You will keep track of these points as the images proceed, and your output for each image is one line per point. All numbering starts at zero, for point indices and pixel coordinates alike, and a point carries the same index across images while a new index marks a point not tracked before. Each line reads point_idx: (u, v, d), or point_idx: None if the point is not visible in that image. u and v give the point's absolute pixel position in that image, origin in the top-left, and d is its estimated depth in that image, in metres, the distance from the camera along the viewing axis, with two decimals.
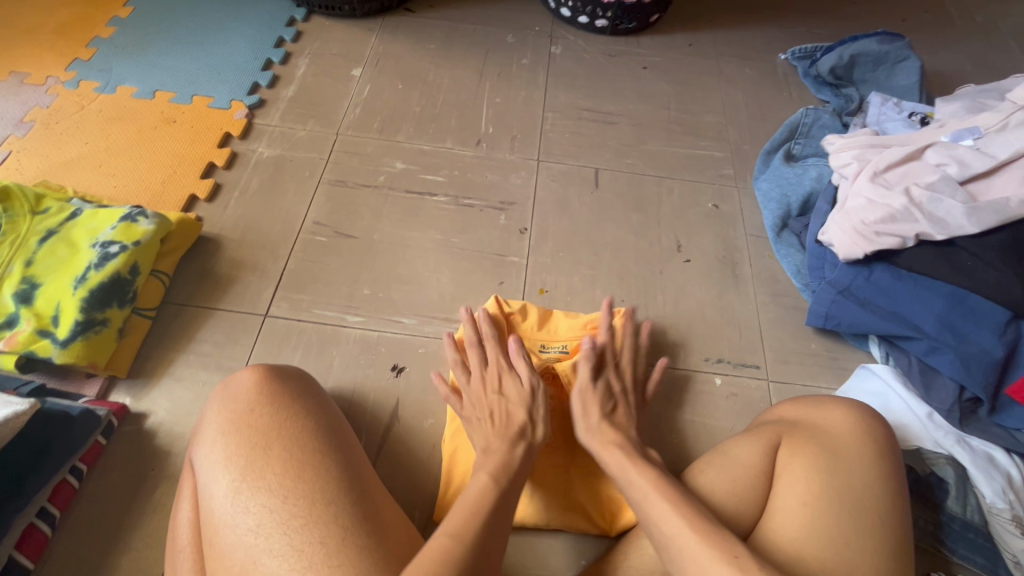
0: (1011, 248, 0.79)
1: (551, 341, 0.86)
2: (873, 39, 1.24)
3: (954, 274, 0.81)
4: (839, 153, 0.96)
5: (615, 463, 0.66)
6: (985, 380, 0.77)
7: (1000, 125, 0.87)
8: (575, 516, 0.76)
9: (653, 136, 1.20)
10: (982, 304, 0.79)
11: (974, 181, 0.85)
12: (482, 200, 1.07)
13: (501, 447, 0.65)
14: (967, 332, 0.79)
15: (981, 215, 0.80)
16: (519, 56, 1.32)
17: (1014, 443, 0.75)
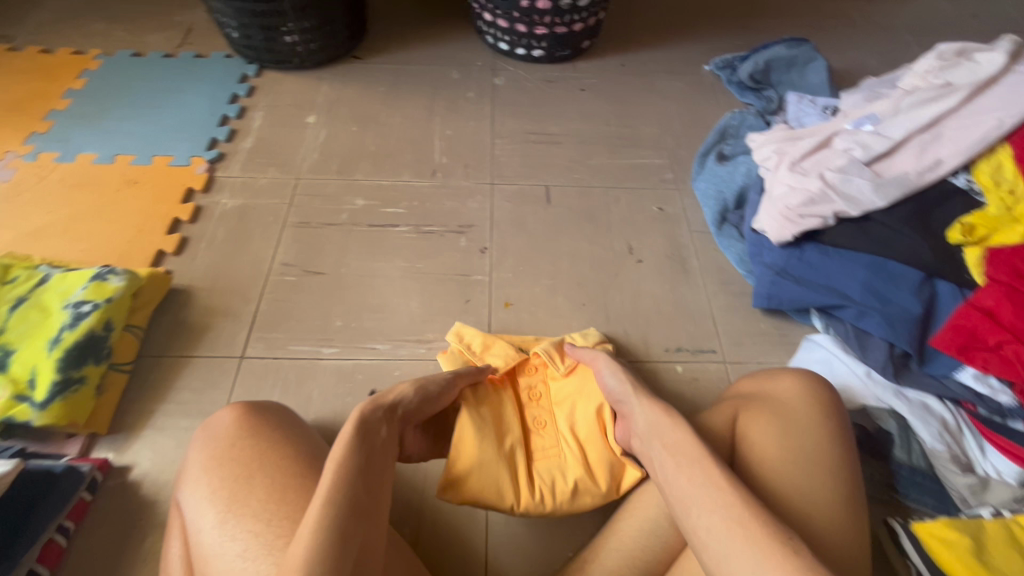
0: (917, 215, 0.89)
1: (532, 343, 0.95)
2: (781, 45, 1.37)
3: (872, 244, 0.89)
4: (760, 149, 1.06)
5: (646, 415, 0.68)
6: (911, 335, 0.84)
7: (893, 109, 0.97)
8: (583, 492, 0.77)
9: (597, 150, 1.29)
10: (900, 268, 0.87)
11: (878, 160, 0.94)
12: (442, 225, 1.13)
13: (367, 420, 0.63)
14: (889, 295, 0.87)
15: (884, 189, 0.90)
16: (465, 91, 1.40)
17: (943, 389, 0.83)
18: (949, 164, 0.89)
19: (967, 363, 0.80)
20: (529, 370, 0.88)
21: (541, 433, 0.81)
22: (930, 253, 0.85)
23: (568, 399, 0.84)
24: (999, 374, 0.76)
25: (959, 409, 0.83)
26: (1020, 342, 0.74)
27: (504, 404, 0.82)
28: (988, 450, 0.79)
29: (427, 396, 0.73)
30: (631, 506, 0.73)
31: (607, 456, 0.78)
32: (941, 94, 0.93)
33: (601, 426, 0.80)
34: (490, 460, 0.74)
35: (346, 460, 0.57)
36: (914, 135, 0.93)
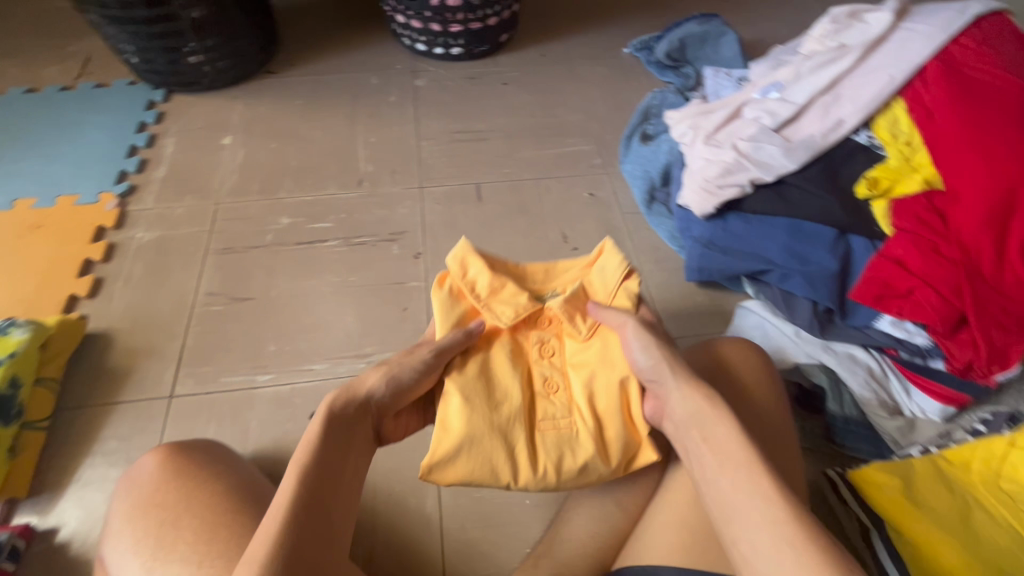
0: (827, 175, 0.91)
1: (546, 280, 0.78)
2: (693, 22, 1.40)
3: (787, 206, 0.91)
4: (677, 126, 1.08)
5: (682, 402, 0.59)
6: (830, 291, 0.87)
7: (795, 74, 1.00)
8: (595, 473, 0.66)
9: (525, 143, 1.28)
10: (814, 228, 0.89)
11: (787, 125, 0.97)
12: (373, 235, 1.11)
13: (339, 417, 0.58)
14: (808, 254, 0.89)
15: (794, 152, 0.92)
16: (386, 96, 1.38)
17: (867, 339, 0.86)
18: (851, 122, 0.93)
19: (884, 312, 0.83)
20: (541, 325, 0.74)
21: (553, 404, 0.68)
22: (841, 210, 0.88)
23: (587, 365, 0.70)
24: (913, 318, 0.80)
25: (883, 355, 0.87)
26: (930, 288, 0.79)
27: (506, 372, 0.70)
28: (914, 390, 0.84)
29: (400, 380, 0.64)
30: (583, 496, 0.73)
31: (623, 429, 0.67)
32: (838, 56, 0.97)
33: (620, 396, 0.68)
34: (485, 438, 0.65)
35: (310, 470, 0.52)
36: (816, 98, 0.96)
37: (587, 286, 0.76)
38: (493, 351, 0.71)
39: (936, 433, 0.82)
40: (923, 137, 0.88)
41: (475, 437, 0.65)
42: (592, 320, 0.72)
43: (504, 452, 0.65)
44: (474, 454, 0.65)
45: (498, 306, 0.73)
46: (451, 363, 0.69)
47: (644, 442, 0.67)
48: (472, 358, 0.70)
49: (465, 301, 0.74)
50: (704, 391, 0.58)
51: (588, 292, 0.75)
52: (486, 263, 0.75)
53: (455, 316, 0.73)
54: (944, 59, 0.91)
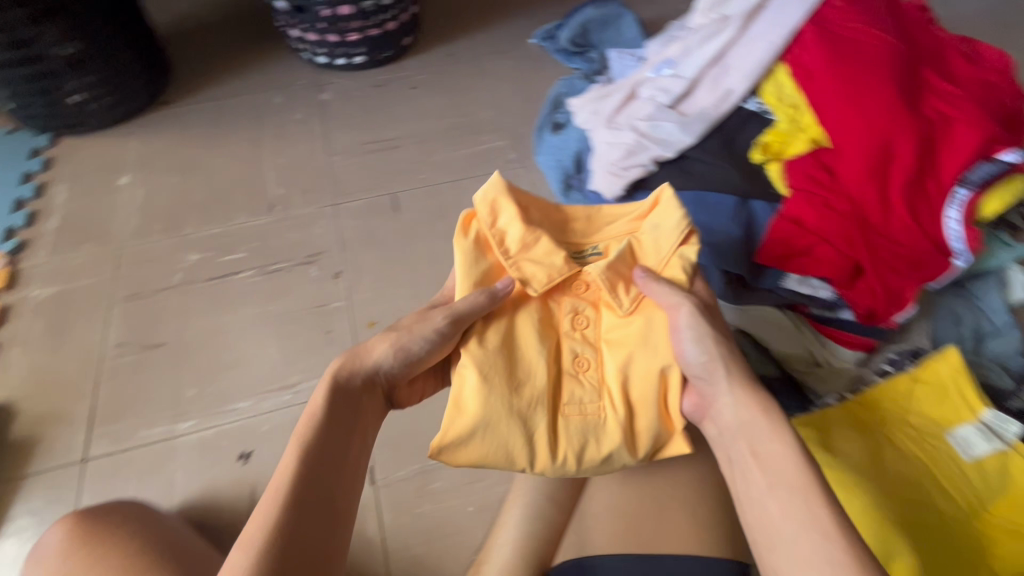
0: (724, 145, 0.92)
1: (589, 234, 0.70)
2: (591, 7, 1.39)
3: (691, 180, 0.91)
4: (579, 112, 1.08)
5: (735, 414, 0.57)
6: (737, 258, 0.86)
7: (684, 49, 1.01)
8: (619, 464, 0.61)
9: (438, 146, 1.27)
10: (717, 197, 0.89)
11: (682, 100, 0.98)
12: (289, 259, 1.07)
13: (347, 388, 0.55)
14: (712, 224, 0.89)
15: (689, 126, 0.93)
16: (291, 114, 1.33)
17: (777, 298, 0.88)
18: (739, 90, 0.94)
19: (787, 269, 0.86)
20: (574, 292, 0.66)
21: (581, 386, 0.63)
22: (740, 177, 0.89)
23: (626, 346, 0.63)
24: (815, 272, 0.84)
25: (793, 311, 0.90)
26: (827, 244, 0.83)
27: (532, 345, 0.63)
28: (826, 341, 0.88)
29: (412, 351, 0.59)
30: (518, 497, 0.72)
31: (655, 419, 0.62)
32: (721, 27, 0.98)
33: (657, 383, 0.62)
34: (504, 422, 0.60)
35: (315, 443, 0.51)
36: (706, 70, 0.97)
37: (636, 242, 0.67)
38: (518, 317, 0.64)
39: (847, 381, 0.86)
40: (806, 98, 0.90)
41: (489, 422, 0.60)
42: (637, 293, 0.65)
43: (521, 436, 0.60)
44: (487, 440, 0.60)
45: (529, 265, 0.65)
46: (470, 330, 0.63)
47: (675, 429, 0.62)
48: (494, 327, 0.63)
49: (494, 254, 0.66)
50: (761, 405, 0.56)
51: (635, 255, 0.67)
52: (519, 209, 0.67)
53: (479, 273, 0.65)
54: (819, 18, 0.93)
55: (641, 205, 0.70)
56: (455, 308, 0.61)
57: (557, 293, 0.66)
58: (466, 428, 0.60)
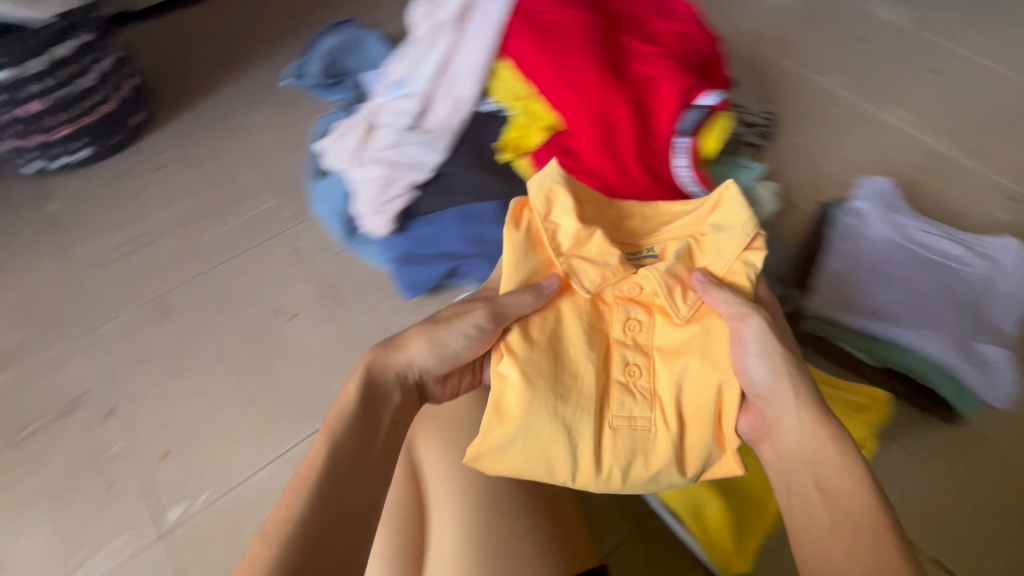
0: (474, 154, 0.88)
1: (646, 234, 0.70)
2: (332, 36, 1.25)
3: (452, 194, 0.85)
4: (324, 153, 0.96)
5: (803, 438, 0.54)
6: None
7: (410, 63, 0.93)
8: (665, 479, 0.60)
9: (204, 224, 1.12)
10: (481, 207, 0.83)
11: (423, 117, 0.91)
12: (44, 415, 0.90)
13: (380, 378, 0.56)
14: (484, 236, 0.83)
15: (433, 143, 0.87)
16: (14, 239, 1.12)
17: None
18: (471, 96, 0.89)
19: None
20: (626, 295, 0.64)
21: (632, 396, 0.61)
22: (497, 184, 0.85)
23: (682, 354, 0.61)
24: None
25: None
26: None
27: (580, 348, 0.62)
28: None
29: (448, 349, 0.59)
30: None
31: (709, 439, 0.59)
32: (437, 34, 0.92)
33: (714, 396, 0.59)
34: (546, 433, 0.59)
35: (339, 439, 0.51)
36: (437, 80, 0.91)
37: (698, 243, 0.66)
38: (566, 315, 0.63)
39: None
40: (531, 86, 0.87)
41: (531, 433, 0.59)
42: (696, 300, 0.63)
43: (559, 448, 0.59)
44: (523, 456, 0.59)
45: (583, 267, 0.65)
46: (514, 330, 0.62)
47: (727, 445, 0.60)
48: (538, 324, 0.63)
49: (546, 246, 0.67)
50: (830, 434, 0.53)
51: (694, 258, 0.65)
52: (573, 202, 0.68)
53: (528, 272, 0.65)
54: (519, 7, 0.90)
55: (707, 205, 0.69)
56: (504, 307, 0.61)
57: (607, 294, 0.65)
58: (500, 441, 0.59)
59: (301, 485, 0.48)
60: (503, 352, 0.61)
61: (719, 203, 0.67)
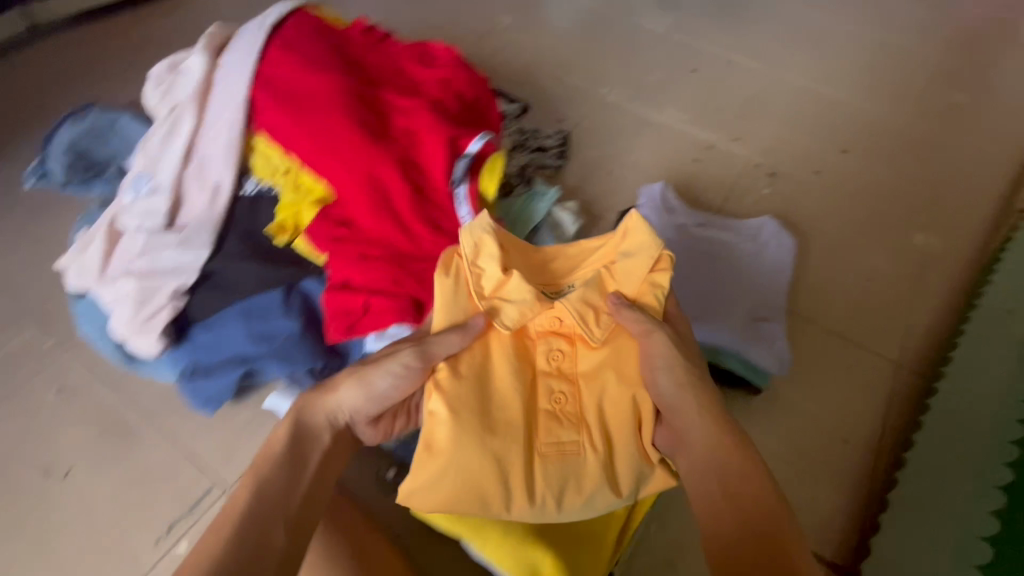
0: (244, 243, 0.80)
1: (567, 275, 0.72)
2: (66, 124, 1.05)
3: (226, 294, 0.77)
4: (71, 275, 0.83)
5: (710, 448, 0.55)
6: (309, 352, 0.77)
7: (150, 155, 0.83)
8: (600, 502, 0.60)
9: None
10: (261, 300, 0.77)
11: (177, 214, 0.81)
12: None
13: (313, 421, 0.58)
14: (270, 331, 0.76)
15: (192, 241, 0.77)
16: None
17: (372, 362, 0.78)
18: (227, 181, 0.80)
19: (363, 335, 0.76)
20: (547, 329, 0.66)
21: (557, 421, 0.62)
22: (272, 272, 0.78)
23: (599, 375, 0.63)
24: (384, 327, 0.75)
25: None
26: (378, 294, 0.75)
27: (506, 380, 0.63)
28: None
29: (379, 394, 0.60)
30: None
31: (638, 459, 0.61)
32: (175, 120, 0.83)
33: (634, 414, 0.61)
34: (476, 467, 0.59)
35: (273, 468, 0.53)
36: (185, 170, 0.81)
37: (610, 273, 0.68)
38: (490, 351, 0.65)
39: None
40: (294, 159, 0.80)
41: (462, 469, 0.59)
42: (608, 327, 0.65)
43: (489, 481, 0.59)
44: (455, 493, 0.59)
45: (505, 306, 0.66)
46: (445, 368, 0.62)
47: (649, 460, 0.61)
48: (467, 361, 0.64)
49: (470, 291, 0.68)
50: (734, 443, 0.54)
51: (608, 288, 0.67)
52: (499, 249, 0.69)
53: (457, 316, 0.66)
54: (263, 78, 0.83)
55: (615, 235, 0.71)
56: (432, 351, 0.62)
57: (531, 329, 0.66)
58: (431, 479, 0.59)
59: (230, 516, 0.49)
60: (430, 393, 0.62)
61: (624, 233, 0.69)
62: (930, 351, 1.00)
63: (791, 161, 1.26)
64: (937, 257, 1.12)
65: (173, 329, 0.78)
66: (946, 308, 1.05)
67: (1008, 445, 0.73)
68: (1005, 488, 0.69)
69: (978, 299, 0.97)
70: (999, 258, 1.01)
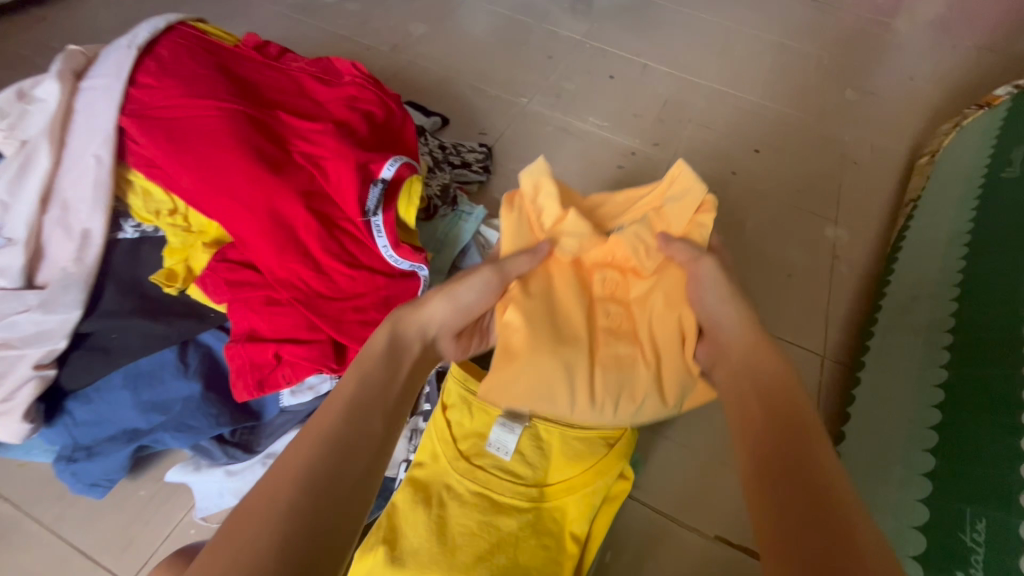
0: (126, 297, 0.69)
1: (615, 218, 0.77)
2: None
3: (109, 358, 0.66)
4: None
5: (744, 353, 0.53)
6: (213, 416, 0.69)
7: None
8: (650, 409, 0.65)
9: None
10: (152, 361, 0.68)
11: (37, 270, 0.67)
12: None
13: (410, 324, 0.51)
14: (164, 395, 0.68)
15: (59, 299, 0.65)
16: None
17: (292, 417, 0.73)
18: (98, 227, 0.68)
19: (275, 390, 0.70)
20: (600, 259, 0.71)
21: (614, 337, 0.66)
22: (163, 327, 0.68)
23: (650, 296, 0.67)
24: (299, 378, 0.70)
25: None
26: (287, 342, 0.69)
27: (569, 296, 0.68)
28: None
29: (465, 305, 0.57)
30: None
31: (685, 374, 0.64)
32: (26, 157, 0.68)
33: (680, 334, 0.64)
34: (548, 369, 0.63)
35: (372, 365, 0.45)
36: (44, 216, 0.68)
37: (657, 213, 0.72)
38: (555, 272, 0.69)
39: (406, 440, 0.78)
40: (179, 199, 0.71)
41: (531, 378, 0.64)
42: (655, 259, 0.69)
43: (555, 390, 0.63)
44: (524, 398, 0.64)
45: (565, 237, 0.71)
46: (518, 285, 0.66)
47: (698, 377, 0.64)
48: (535, 279, 0.68)
49: (533, 224, 0.73)
50: (780, 357, 0.50)
51: (657, 225, 0.71)
52: (558, 190, 0.74)
53: (524, 245, 0.71)
54: (135, 105, 0.71)
55: (662, 183, 0.75)
56: (508, 269, 0.65)
57: (586, 260, 0.71)
58: (507, 383, 0.64)
59: (332, 407, 0.40)
60: (501, 310, 0.65)
61: (670, 179, 0.73)
62: (847, 341, 1.04)
63: (708, 162, 1.29)
64: (845, 248, 1.18)
65: (47, 403, 0.66)
66: (857, 297, 1.11)
67: (928, 430, 0.75)
68: (928, 475, 0.71)
69: (885, 288, 1.03)
70: (899, 247, 1.08)
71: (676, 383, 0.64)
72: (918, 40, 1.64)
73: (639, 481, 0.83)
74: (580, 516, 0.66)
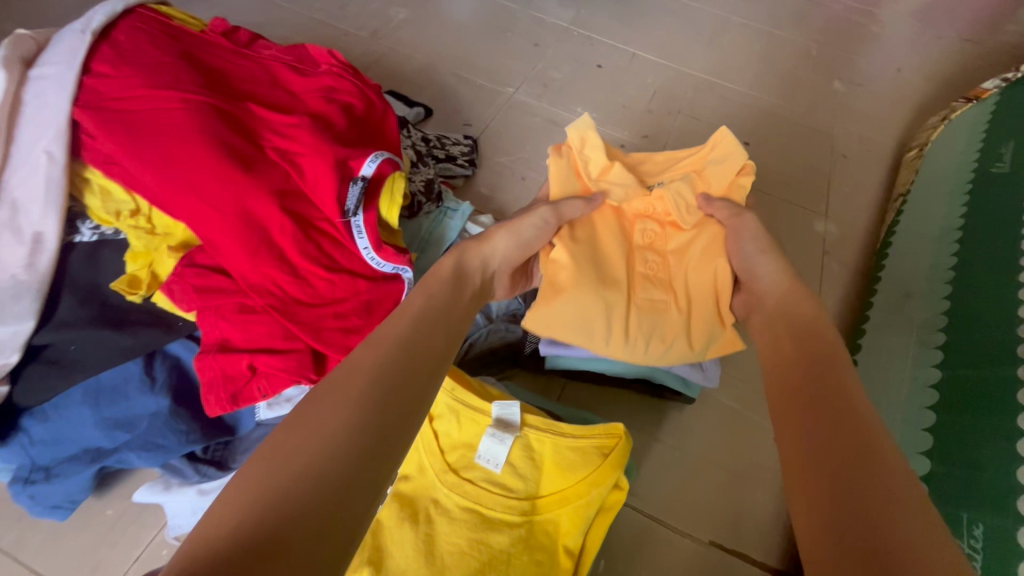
0: (85, 303, 0.64)
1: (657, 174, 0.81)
2: None
3: (67, 373, 0.62)
4: None
5: (772, 293, 0.58)
6: (183, 432, 0.66)
7: None
8: (680, 350, 0.70)
9: None
10: (114, 376, 0.64)
11: None
12: None
13: (471, 257, 0.61)
14: (130, 411, 0.65)
15: (9, 308, 0.59)
16: None
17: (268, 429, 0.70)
18: (53, 230, 0.62)
19: (250, 404, 0.67)
20: (643, 211, 0.75)
21: (652, 282, 0.71)
22: (126, 339, 0.63)
23: (688, 247, 0.71)
24: (276, 390, 0.67)
25: None
26: (262, 352, 0.65)
27: (612, 241, 0.73)
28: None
29: (525, 241, 0.66)
30: None
31: (715, 322, 0.69)
32: None
33: (714, 285, 0.69)
34: (590, 304, 0.68)
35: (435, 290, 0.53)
36: None
37: (699, 175, 0.76)
38: (600, 221, 0.74)
39: None
40: (141, 197, 0.65)
41: (575, 314, 0.69)
42: (698, 215, 0.72)
43: (594, 326, 0.69)
44: (568, 330, 0.70)
45: (610, 186, 0.76)
46: (568, 227, 0.72)
47: (727, 326, 0.69)
48: (581, 226, 0.73)
49: (582, 174, 0.78)
50: (807, 294, 0.56)
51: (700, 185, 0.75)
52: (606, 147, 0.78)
53: (572, 193, 0.76)
54: (89, 96, 0.65)
55: (704, 148, 0.78)
56: (563, 211, 0.70)
57: (630, 211, 0.76)
58: (553, 317, 0.69)
59: (404, 317, 0.48)
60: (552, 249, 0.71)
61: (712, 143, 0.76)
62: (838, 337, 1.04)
63: None
64: (835, 242, 1.17)
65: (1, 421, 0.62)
66: (847, 293, 1.10)
67: (923, 431, 0.74)
68: (924, 477, 0.70)
69: (876, 284, 1.03)
70: (890, 242, 1.07)
71: (707, 331, 0.69)
72: (906, 31, 1.63)
73: (635, 487, 0.81)
74: (573, 529, 0.63)
